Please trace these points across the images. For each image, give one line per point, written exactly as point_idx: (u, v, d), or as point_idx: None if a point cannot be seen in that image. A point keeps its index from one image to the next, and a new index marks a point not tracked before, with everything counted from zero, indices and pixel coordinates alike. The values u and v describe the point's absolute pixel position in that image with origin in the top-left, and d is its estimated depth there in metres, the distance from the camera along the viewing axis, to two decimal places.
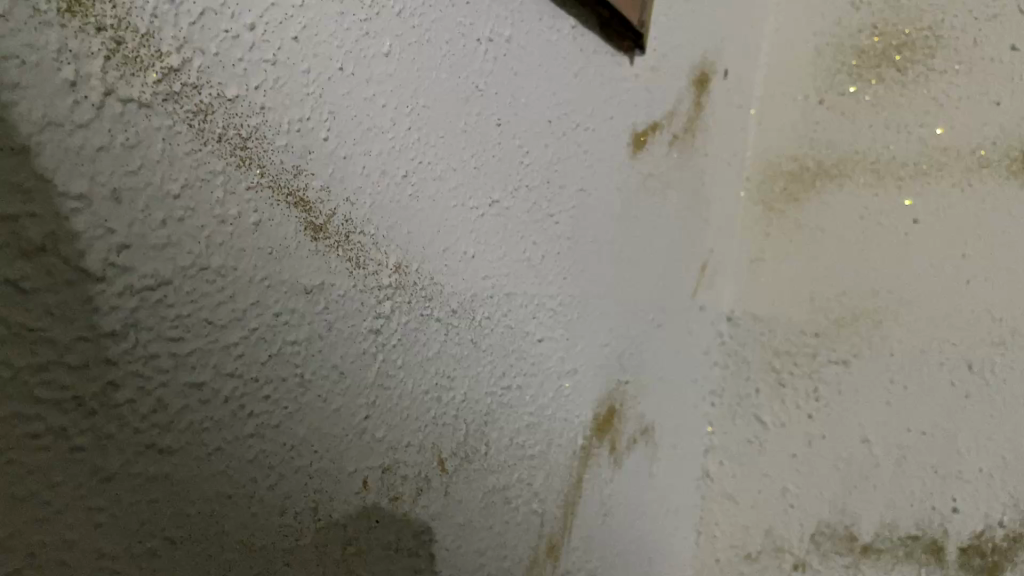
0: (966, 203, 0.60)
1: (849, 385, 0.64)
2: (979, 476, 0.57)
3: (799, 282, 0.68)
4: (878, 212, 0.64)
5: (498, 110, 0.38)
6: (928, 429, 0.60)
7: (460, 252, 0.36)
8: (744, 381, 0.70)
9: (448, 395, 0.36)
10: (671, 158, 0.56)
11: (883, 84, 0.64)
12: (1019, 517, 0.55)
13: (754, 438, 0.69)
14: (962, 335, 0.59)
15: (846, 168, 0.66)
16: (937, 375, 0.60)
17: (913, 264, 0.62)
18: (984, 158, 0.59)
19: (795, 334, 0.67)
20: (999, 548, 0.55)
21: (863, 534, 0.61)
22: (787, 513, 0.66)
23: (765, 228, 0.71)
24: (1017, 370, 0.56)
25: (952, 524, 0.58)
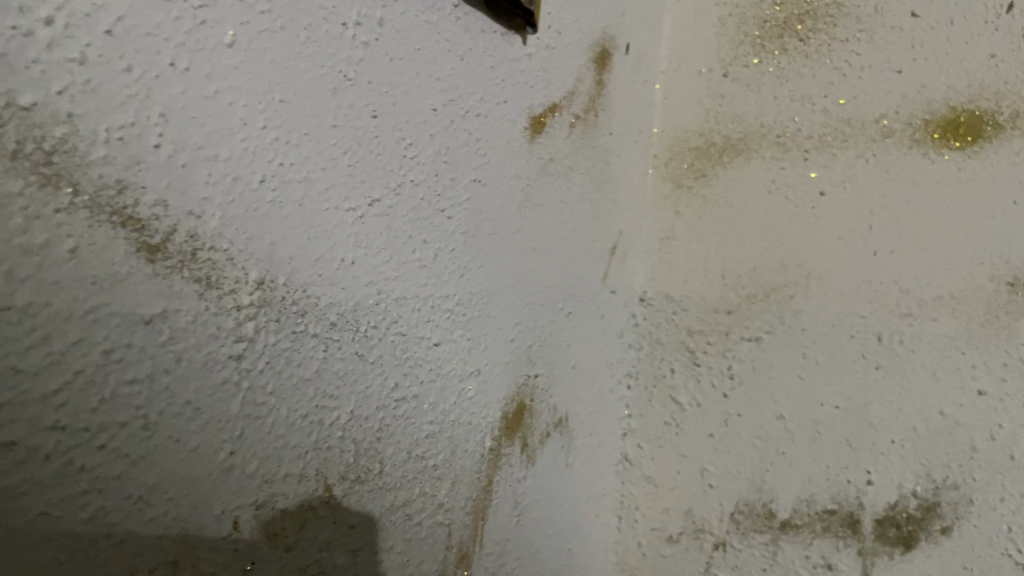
0: (872, 174, 0.60)
1: (763, 361, 0.64)
2: (891, 448, 0.58)
3: (709, 260, 0.66)
4: (785, 186, 0.63)
5: (374, 100, 0.34)
6: (841, 403, 0.60)
7: (336, 259, 0.33)
8: (659, 362, 0.68)
9: (332, 416, 0.33)
10: (571, 141, 0.53)
11: (786, 56, 0.63)
12: (931, 486, 0.57)
13: (671, 419, 0.68)
14: (871, 308, 0.59)
15: (753, 143, 0.64)
16: (848, 348, 0.60)
17: (823, 238, 0.62)
18: (886, 129, 0.60)
19: (707, 313, 0.66)
20: (914, 518, 0.57)
21: (781, 511, 0.62)
22: (706, 494, 0.65)
23: (674, 205, 0.68)
24: (925, 340, 0.57)
25: (867, 496, 0.59)
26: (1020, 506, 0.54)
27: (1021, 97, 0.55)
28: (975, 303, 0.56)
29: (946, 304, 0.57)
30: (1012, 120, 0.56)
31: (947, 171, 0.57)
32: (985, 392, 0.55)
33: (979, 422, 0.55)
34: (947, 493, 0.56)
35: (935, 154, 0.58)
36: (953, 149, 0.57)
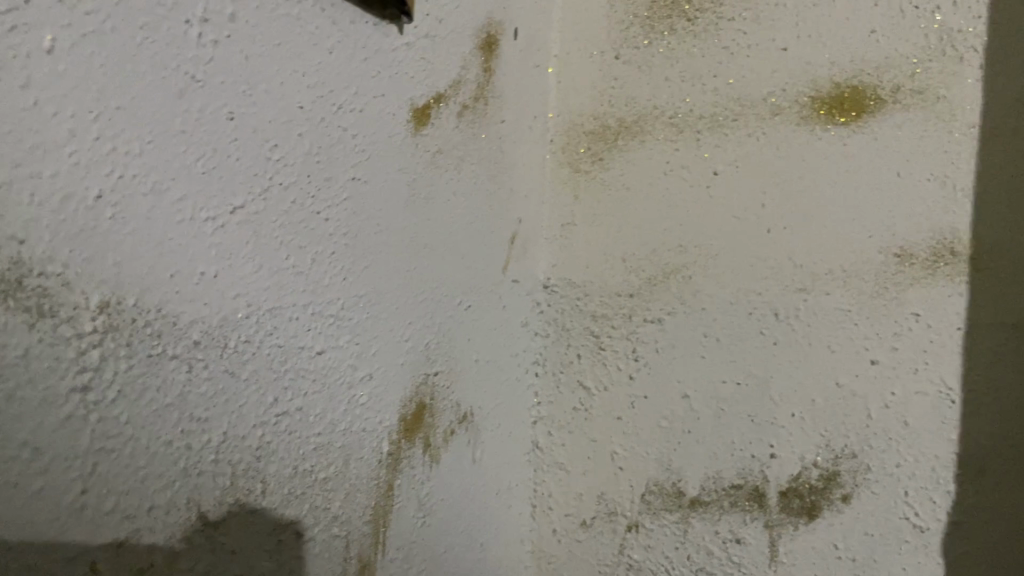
0: (763, 152, 0.61)
1: (666, 342, 0.64)
2: (792, 421, 0.60)
3: (611, 244, 0.66)
4: (680, 166, 0.63)
5: (229, 100, 0.32)
6: (742, 379, 0.61)
7: (196, 273, 0.31)
8: (566, 349, 0.68)
9: (201, 440, 0.32)
10: (459, 131, 0.51)
11: (675, 36, 0.63)
12: (831, 456, 0.59)
13: (580, 405, 0.68)
14: (767, 284, 0.61)
15: (647, 125, 0.64)
16: (747, 324, 0.61)
17: (719, 217, 0.62)
18: (775, 106, 0.60)
19: (610, 296, 0.66)
20: (816, 488, 0.59)
21: (690, 489, 0.63)
22: (618, 477, 0.65)
23: (573, 191, 0.67)
24: (820, 313, 0.59)
25: (771, 469, 0.61)
26: (914, 470, 0.57)
27: (900, 72, 0.57)
28: (865, 276, 0.58)
29: (838, 278, 0.59)
30: (893, 94, 0.57)
31: (834, 147, 0.59)
32: (879, 361, 0.58)
33: (873, 391, 0.58)
34: (846, 462, 0.59)
35: (822, 130, 0.59)
36: (839, 124, 0.58)
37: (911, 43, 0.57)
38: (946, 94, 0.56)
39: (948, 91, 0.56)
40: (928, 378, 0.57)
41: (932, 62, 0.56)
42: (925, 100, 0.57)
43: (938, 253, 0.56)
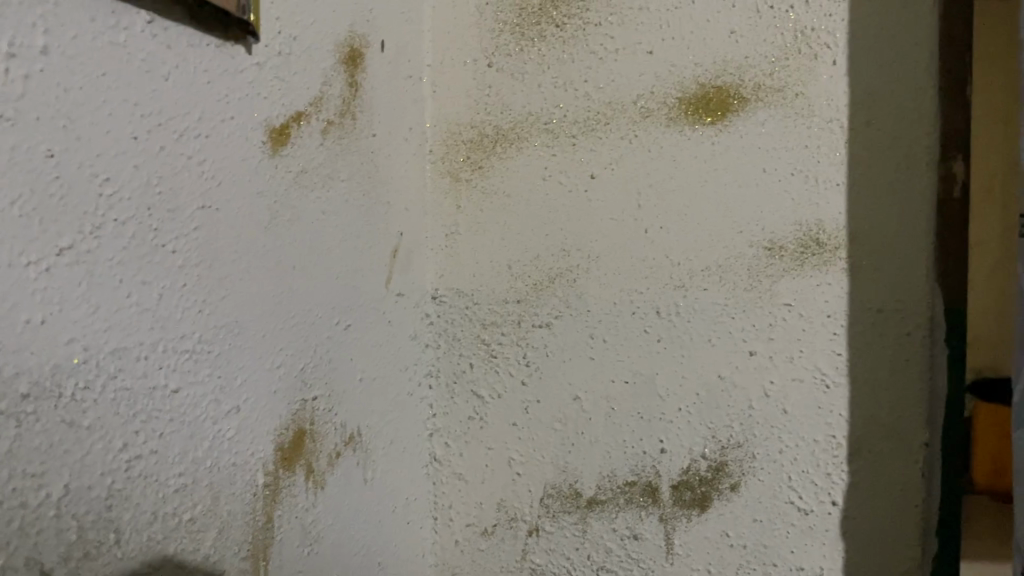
0: (635, 154, 0.62)
1: (555, 346, 0.64)
2: (679, 415, 0.62)
3: (496, 251, 0.65)
4: (558, 172, 0.64)
5: (47, 137, 0.31)
6: (630, 377, 0.63)
7: (20, 322, 0.29)
8: (457, 358, 0.67)
9: (39, 495, 0.30)
10: (324, 149, 0.50)
11: (545, 42, 0.63)
12: (717, 447, 0.61)
13: (475, 414, 0.67)
14: (648, 283, 0.62)
15: (523, 132, 0.64)
16: (632, 324, 0.62)
17: (598, 220, 0.63)
18: (644, 109, 0.62)
19: (498, 304, 0.65)
20: (705, 479, 0.61)
21: (586, 489, 0.64)
22: (516, 483, 0.65)
23: (455, 200, 0.67)
24: (698, 309, 0.61)
25: (662, 464, 0.62)
26: (797, 455, 0.59)
27: (760, 71, 0.59)
28: (738, 270, 0.60)
29: (714, 274, 0.61)
30: (755, 93, 0.59)
31: (702, 146, 0.60)
32: (756, 352, 0.60)
33: (753, 381, 0.60)
34: (733, 451, 0.61)
35: (690, 131, 0.61)
36: (705, 124, 0.60)
37: (768, 42, 0.59)
38: (804, 91, 0.58)
39: (806, 88, 0.58)
40: (803, 366, 0.59)
41: (789, 60, 0.58)
42: (784, 97, 0.59)
43: (804, 244, 0.59)
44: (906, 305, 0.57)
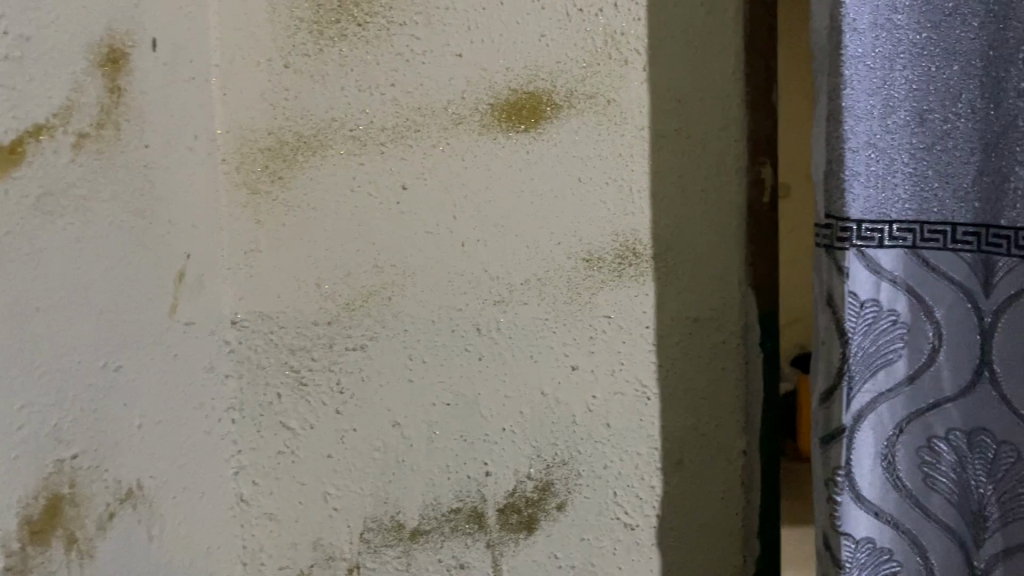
0: (448, 163, 0.58)
1: (371, 370, 0.59)
2: (503, 435, 0.59)
3: (301, 269, 0.60)
4: (367, 182, 0.59)
5: None
6: (452, 399, 0.59)
7: None
8: (263, 388, 0.60)
9: None
10: (76, 166, 0.44)
11: (346, 42, 0.58)
12: (543, 466, 0.59)
13: (285, 448, 0.61)
14: (466, 300, 0.59)
15: (326, 138, 0.59)
16: (451, 342, 0.59)
17: (411, 233, 0.59)
18: (456, 115, 0.58)
19: (307, 327, 0.60)
20: (532, 500, 0.59)
21: (409, 520, 0.60)
22: (333, 519, 0.60)
23: (254, 214, 0.60)
24: (518, 325, 0.58)
25: (487, 487, 0.59)
26: (620, 470, 0.58)
27: (572, 76, 0.57)
28: (558, 283, 0.58)
29: (533, 287, 0.58)
30: (567, 99, 0.57)
31: (517, 155, 0.58)
32: (578, 366, 0.58)
33: (576, 397, 0.58)
34: (558, 470, 0.59)
35: (503, 138, 0.58)
36: (519, 131, 0.58)
37: (578, 46, 0.57)
38: (615, 97, 0.57)
39: (616, 95, 0.57)
40: (623, 378, 0.58)
41: (599, 65, 0.57)
42: (597, 104, 0.57)
43: (622, 255, 0.58)
44: (719, 314, 0.58)
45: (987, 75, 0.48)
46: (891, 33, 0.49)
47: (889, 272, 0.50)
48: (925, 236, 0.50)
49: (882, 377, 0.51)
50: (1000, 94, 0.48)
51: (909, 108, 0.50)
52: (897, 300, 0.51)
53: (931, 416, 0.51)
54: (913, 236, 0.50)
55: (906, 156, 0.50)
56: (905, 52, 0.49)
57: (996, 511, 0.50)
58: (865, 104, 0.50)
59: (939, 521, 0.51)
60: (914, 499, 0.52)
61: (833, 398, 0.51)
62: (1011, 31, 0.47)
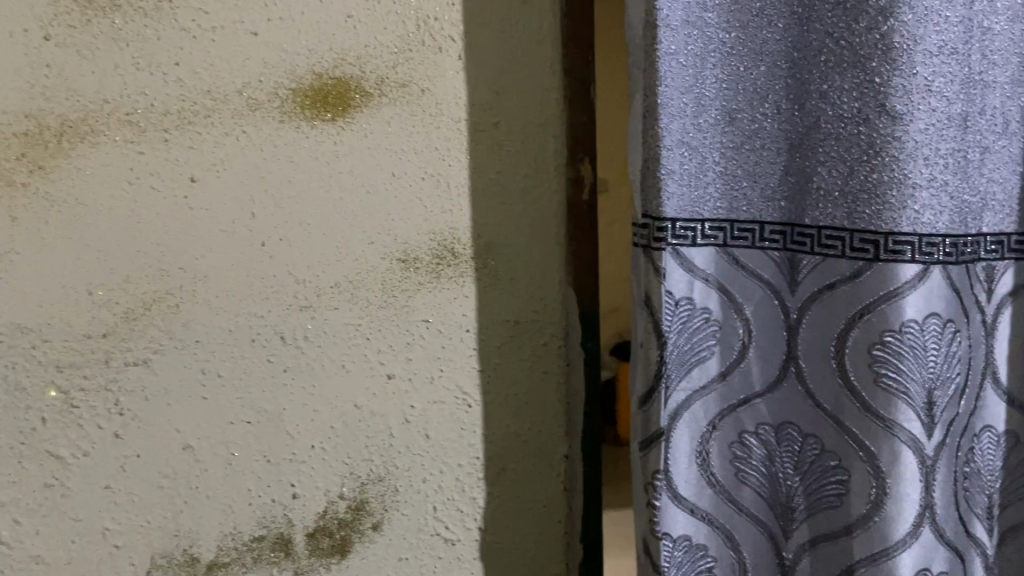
0: (246, 153, 0.52)
1: (157, 388, 0.52)
2: (312, 453, 0.54)
3: (70, 274, 0.51)
4: (148, 174, 0.51)
5: None
6: (253, 417, 0.53)
7: None
8: (25, 413, 0.50)
9: None
10: None
11: (121, 12, 0.50)
12: (357, 484, 0.54)
13: (54, 481, 0.51)
14: (268, 306, 0.53)
15: (98, 124, 0.50)
16: (252, 353, 0.53)
17: (203, 232, 0.52)
18: (253, 100, 0.52)
19: (77, 340, 0.51)
20: (345, 522, 0.54)
21: (205, 553, 0.54)
22: (113, 559, 0.53)
23: (8, 210, 0.49)
24: (327, 332, 0.53)
25: (294, 511, 0.54)
26: (441, 483, 0.55)
27: (381, 62, 0.53)
28: (372, 286, 0.54)
29: (344, 290, 0.53)
30: (378, 86, 0.53)
31: (323, 146, 0.53)
32: (395, 375, 0.54)
33: (392, 408, 0.54)
34: (374, 487, 0.55)
35: (307, 127, 0.52)
36: (325, 120, 0.52)
37: (388, 30, 0.52)
38: (429, 87, 0.53)
39: (431, 84, 0.53)
40: (444, 386, 0.55)
41: (412, 52, 0.53)
42: (410, 93, 0.53)
43: (440, 255, 0.54)
44: (540, 315, 0.56)
45: (792, 76, 0.49)
46: (701, 31, 0.49)
47: (702, 271, 0.51)
48: (735, 235, 0.51)
49: (695, 375, 0.52)
50: (804, 95, 0.49)
51: (719, 107, 0.50)
52: (710, 299, 0.52)
53: (742, 411, 0.53)
54: (723, 234, 0.51)
55: (716, 155, 0.51)
56: (715, 51, 0.50)
57: (801, 503, 0.52)
58: (680, 102, 0.49)
59: (750, 513, 0.53)
60: (727, 494, 0.53)
61: (652, 402, 0.51)
62: (813, 32, 0.48)
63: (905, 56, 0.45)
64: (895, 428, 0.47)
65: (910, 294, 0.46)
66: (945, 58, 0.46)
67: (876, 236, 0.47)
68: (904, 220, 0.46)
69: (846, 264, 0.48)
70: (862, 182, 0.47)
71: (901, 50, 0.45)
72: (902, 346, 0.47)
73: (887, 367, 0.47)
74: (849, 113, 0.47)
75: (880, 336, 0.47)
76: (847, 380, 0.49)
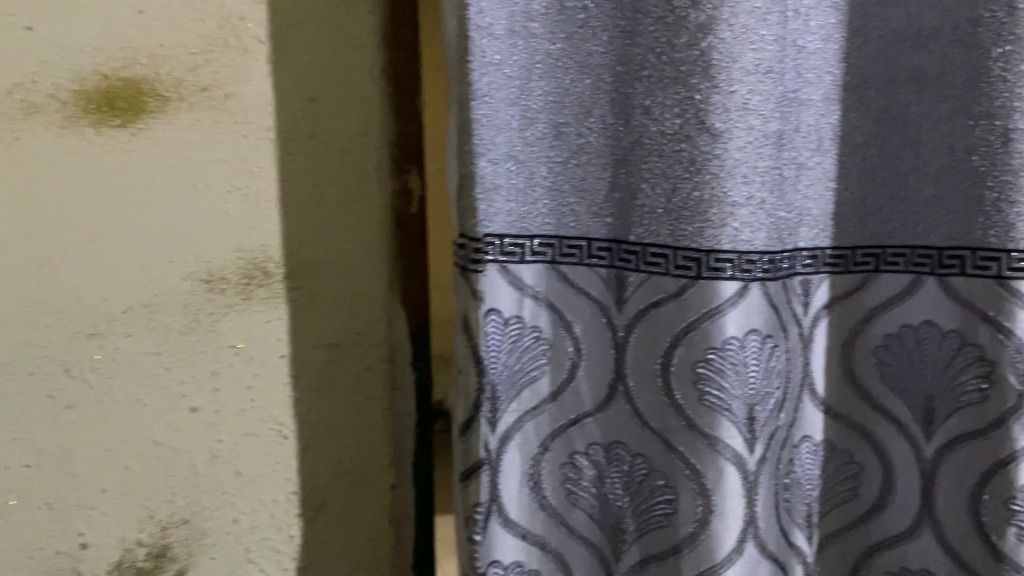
0: (20, 164, 0.46)
1: None
2: (104, 498, 0.49)
3: None
4: None
5: None
6: (34, 460, 0.48)
7: None
8: None
9: None
10: None
11: None
12: (157, 529, 0.50)
13: None
14: (50, 334, 0.47)
15: None
16: (33, 387, 0.48)
17: None
18: (29, 105, 0.46)
19: None
20: (143, 571, 0.50)
21: None
22: None
23: None
24: (121, 362, 0.48)
25: (84, 561, 0.49)
26: (254, 522, 0.51)
27: (180, 64, 0.47)
28: (172, 310, 0.49)
29: (139, 315, 0.48)
30: (175, 89, 0.47)
31: (113, 155, 0.47)
32: (199, 408, 0.50)
33: (198, 444, 0.50)
34: (177, 531, 0.50)
35: (93, 134, 0.47)
36: (114, 127, 0.47)
37: (186, 28, 0.47)
38: (235, 92, 0.48)
39: (236, 88, 0.48)
40: (256, 418, 0.51)
41: (213, 53, 0.48)
42: (211, 98, 0.48)
43: (249, 274, 0.50)
44: (363, 336, 0.52)
45: (616, 91, 0.47)
46: (526, 42, 0.47)
47: (531, 287, 0.50)
48: (563, 251, 0.50)
49: (526, 396, 0.51)
50: (627, 111, 0.47)
51: (546, 120, 0.49)
52: (539, 316, 0.51)
53: (573, 432, 0.51)
54: (552, 250, 0.50)
55: (544, 169, 0.49)
56: (541, 62, 0.48)
57: (631, 522, 0.50)
58: (505, 115, 0.48)
59: (582, 536, 0.52)
60: (559, 517, 0.52)
61: (470, 432, 0.50)
62: (635, 47, 0.46)
63: (723, 74, 0.43)
64: (719, 445, 0.46)
65: (732, 311, 0.46)
66: (760, 77, 0.44)
67: (698, 253, 0.45)
68: (723, 237, 0.45)
69: (670, 281, 0.46)
70: (683, 200, 0.45)
71: (719, 68, 0.43)
72: (725, 363, 0.46)
73: (711, 383, 0.46)
74: (669, 130, 0.45)
75: (703, 354, 0.46)
76: (673, 399, 0.47)
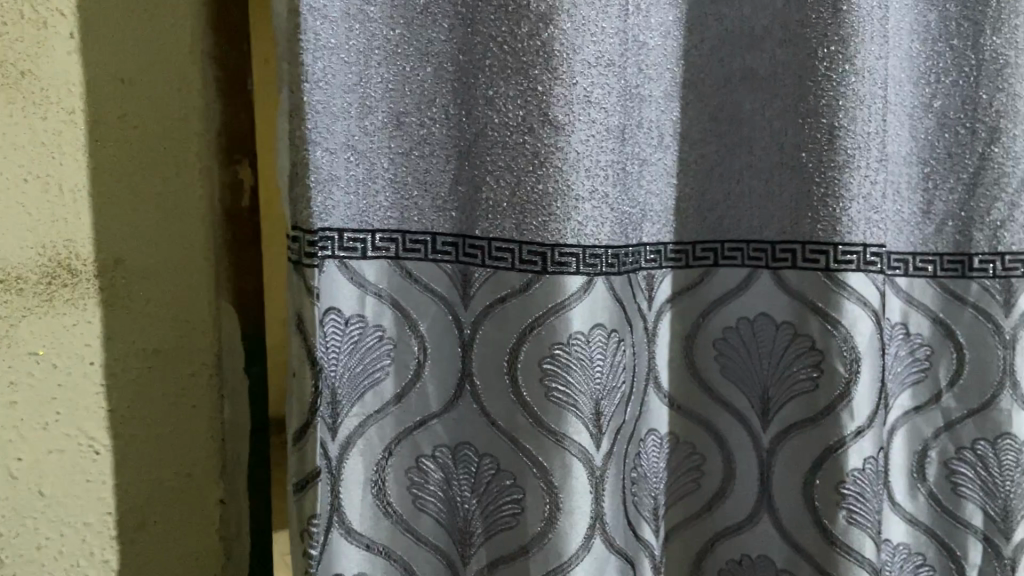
0: None
1: None
2: None
3: None
4: None
5: None
6: None
7: None
8: None
9: None
10: None
11: None
12: None
13: None
14: None
15: None
16: None
17: None
18: None
19: None
20: None
21: None
22: None
23: None
24: None
25: None
26: (62, 547, 0.46)
27: None
28: None
29: None
30: None
31: None
32: None
33: None
34: None
35: None
36: None
37: None
38: (32, 69, 0.44)
39: (34, 65, 0.44)
40: (61, 432, 0.46)
41: (4, 25, 0.43)
42: (4, 75, 0.43)
43: (51, 272, 0.45)
44: (186, 340, 0.48)
45: (457, 80, 0.46)
46: (364, 26, 0.45)
47: (373, 285, 0.48)
48: (407, 246, 0.48)
49: (369, 399, 0.48)
50: (469, 101, 0.45)
51: (386, 109, 0.46)
52: (382, 314, 0.48)
53: (418, 434, 0.49)
54: (395, 246, 0.48)
55: (385, 160, 0.47)
56: (379, 48, 0.46)
57: (478, 526, 0.47)
58: (343, 102, 0.45)
59: (429, 543, 0.49)
60: (405, 524, 0.49)
61: (305, 438, 0.46)
62: (478, 36, 0.44)
63: (565, 65, 0.42)
64: (566, 441, 0.44)
65: (577, 305, 0.44)
66: (603, 70, 0.43)
67: (543, 247, 0.44)
68: (568, 231, 0.44)
69: (516, 276, 0.45)
70: (528, 193, 0.44)
71: (561, 59, 0.42)
72: (570, 358, 0.44)
73: (557, 380, 0.44)
74: (513, 121, 0.43)
75: (549, 350, 0.44)
76: (520, 396, 0.45)
